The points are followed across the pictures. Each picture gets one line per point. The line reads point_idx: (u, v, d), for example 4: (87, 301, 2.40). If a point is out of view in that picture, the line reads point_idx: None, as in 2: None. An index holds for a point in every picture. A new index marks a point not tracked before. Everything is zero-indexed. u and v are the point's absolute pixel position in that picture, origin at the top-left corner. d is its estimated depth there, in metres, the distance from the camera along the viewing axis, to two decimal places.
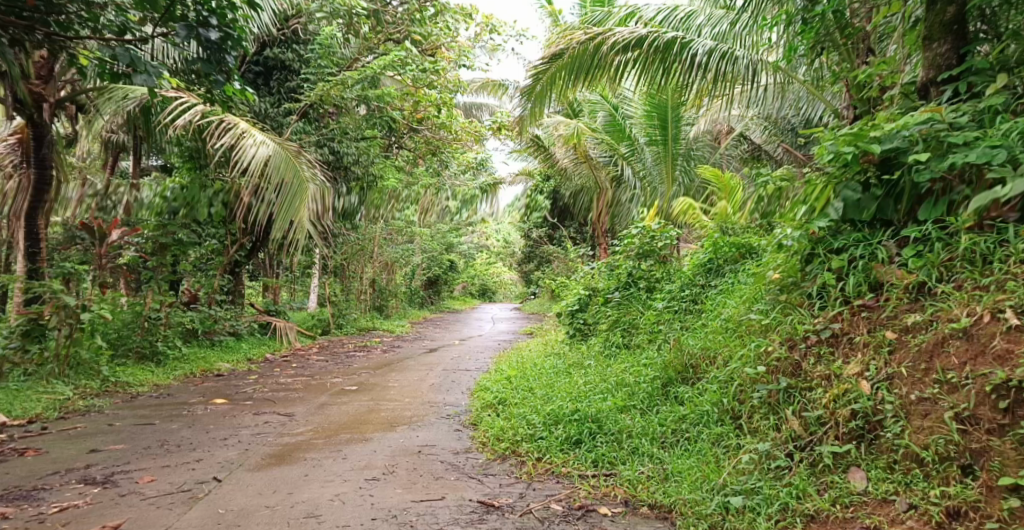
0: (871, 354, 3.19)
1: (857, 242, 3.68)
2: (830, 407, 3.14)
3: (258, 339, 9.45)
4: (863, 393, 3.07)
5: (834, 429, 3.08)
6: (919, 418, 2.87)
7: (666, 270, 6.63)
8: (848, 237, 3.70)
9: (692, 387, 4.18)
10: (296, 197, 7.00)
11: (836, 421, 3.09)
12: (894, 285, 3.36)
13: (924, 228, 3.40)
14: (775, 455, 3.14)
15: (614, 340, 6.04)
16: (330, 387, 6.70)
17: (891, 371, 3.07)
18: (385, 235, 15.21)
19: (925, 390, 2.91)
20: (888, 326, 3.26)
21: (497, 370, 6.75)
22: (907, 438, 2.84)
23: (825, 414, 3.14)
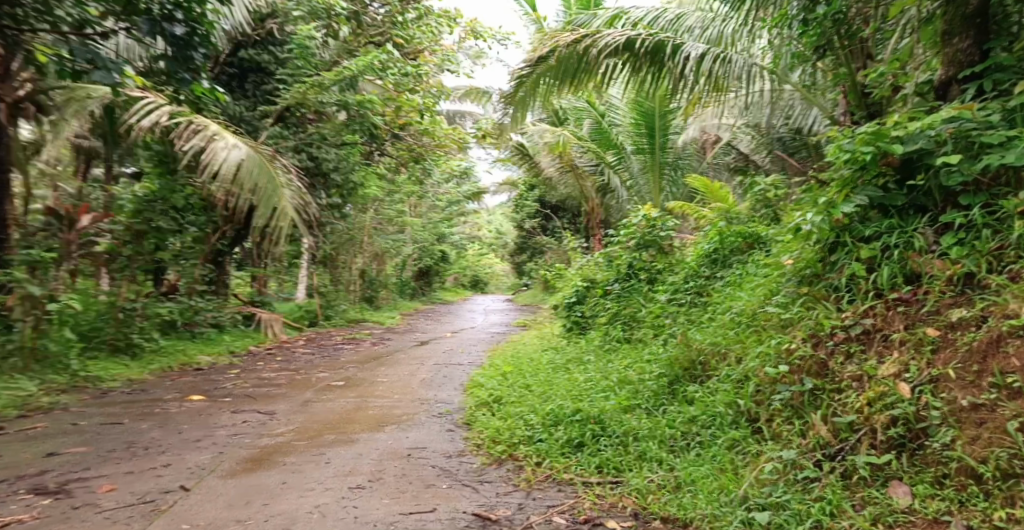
0: (910, 354, 2.94)
1: (890, 229, 3.41)
2: (865, 412, 2.86)
3: (242, 332, 9.12)
4: (903, 397, 2.80)
5: (870, 437, 2.80)
6: (973, 427, 2.58)
7: (668, 261, 6.34)
8: (879, 223, 3.42)
9: (702, 386, 3.89)
10: (272, 200, 6.67)
11: (873, 428, 2.81)
12: (935, 277, 3.13)
13: (969, 213, 3.14)
14: (802, 465, 2.85)
15: (614, 334, 5.76)
16: (316, 382, 6.38)
17: (936, 373, 2.80)
18: (376, 224, 14.86)
19: (979, 396, 2.63)
20: (929, 322, 3.02)
21: (492, 365, 6.45)
22: (960, 450, 2.55)
23: (859, 419, 2.86)
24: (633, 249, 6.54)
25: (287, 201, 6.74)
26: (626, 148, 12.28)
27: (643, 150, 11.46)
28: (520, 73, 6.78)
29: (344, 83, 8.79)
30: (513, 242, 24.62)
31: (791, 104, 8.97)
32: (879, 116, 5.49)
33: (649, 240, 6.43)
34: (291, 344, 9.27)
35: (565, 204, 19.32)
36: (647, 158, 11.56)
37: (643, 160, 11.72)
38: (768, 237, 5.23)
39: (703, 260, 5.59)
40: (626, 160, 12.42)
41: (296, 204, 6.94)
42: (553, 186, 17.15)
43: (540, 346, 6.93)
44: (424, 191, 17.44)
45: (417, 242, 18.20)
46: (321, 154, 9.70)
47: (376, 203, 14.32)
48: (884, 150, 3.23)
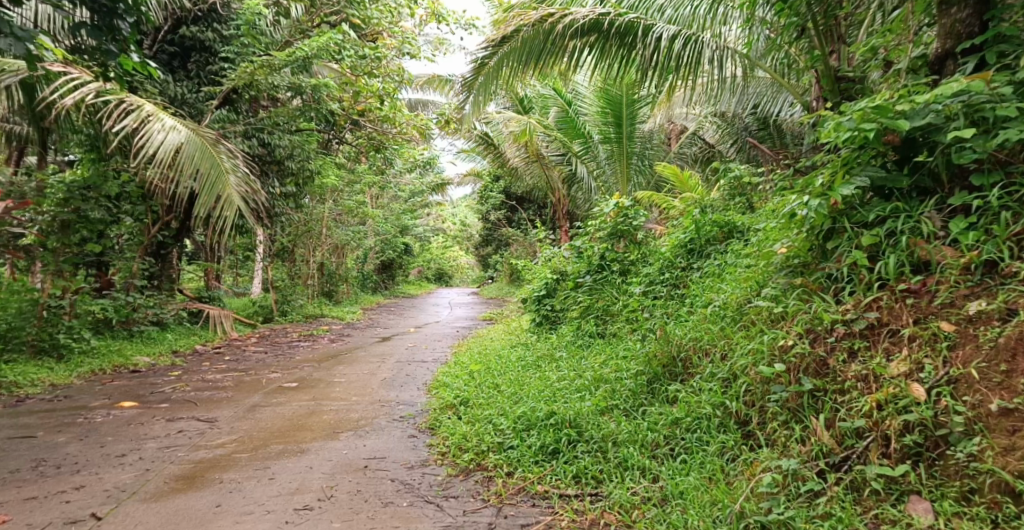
0: (924, 352, 2.75)
1: (893, 213, 3.17)
2: (874, 416, 2.67)
3: (188, 329, 8.59)
4: (918, 401, 2.62)
5: (882, 444, 2.62)
6: (1005, 435, 2.42)
7: (641, 251, 6.06)
8: (883, 207, 3.17)
9: (684, 384, 3.64)
10: (216, 187, 6.22)
11: (885, 435, 2.63)
12: (949, 266, 2.90)
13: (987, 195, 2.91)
14: (804, 476, 2.66)
15: (587, 329, 5.45)
16: (267, 383, 5.94)
17: (957, 374, 2.62)
18: (335, 215, 14.21)
19: (1010, 400, 2.46)
20: (942, 315, 2.81)
21: (457, 363, 6.10)
22: (991, 463, 2.40)
23: (867, 425, 2.67)
24: (603, 240, 6.24)
25: (233, 189, 6.28)
26: (593, 137, 11.98)
27: (610, 139, 11.21)
28: (478, 64, 6.43)
29: (296, 65, 8.25)
30: (478, 234, 24.25)
31: (760, 91, 8.82)
32: (858, 98, 5.30)
33: (622, 230, 6.13)
34: (242, 342, 8.76)
35: (531, 195, 18.99)
36: (614, 147, 11.32)
37: (610, 149, 11.46)
38: (747, 226, 4.98)
39: (678, 250, 5.31)
40: (593, 149, 12.13)
41: (243, 192, 6.50)
42: (518, 177, 16.77)
43: (507, 342, 6.59)
44: (385, 182, 16.95)
45: (379, 235, 17.68)
46: (273, 140, 9.15)
47: (334, 194, 13.78)
48: (889, 125, 2.97)
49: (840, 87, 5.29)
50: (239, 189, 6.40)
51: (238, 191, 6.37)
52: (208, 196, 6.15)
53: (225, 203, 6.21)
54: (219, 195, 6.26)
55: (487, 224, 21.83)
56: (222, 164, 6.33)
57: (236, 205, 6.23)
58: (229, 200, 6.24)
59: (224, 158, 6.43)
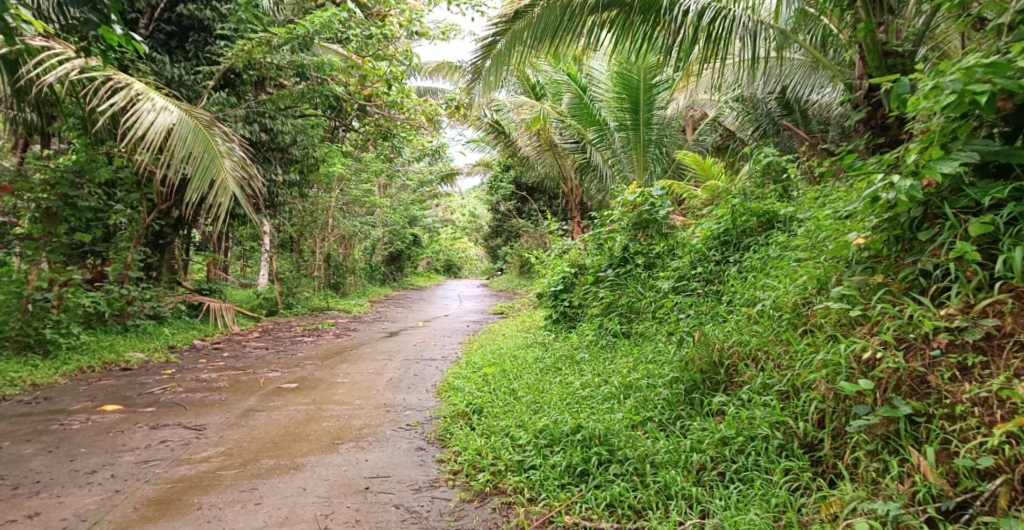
0: None
1: (1014, 195, 2.74)
2: (1005, 453, 2.23)
3: (186, 322, 8.22)
4: None
5: (1017, 490, 2.17)
6: None
7: (668, 242, 5.57)
8: (1000, 186, 2.74)
9: (732, 396, 3.19)
10: (210, 171, 5.92)
11: (1020, 477, 2.18)
12: None
13: None
14: (908, 525, 2.22)
15: (612, 328, 4.97)
16: (264, 383, 5.54)
17: None
18: (342, 205, 13.84)
19: None
20: None
21: (468, 363, 5.67)
22: None
23: (996, 463, 2.22)
24: (626, 230, 5.77)
25: (227, 173, 5.98)
26: (609, 124, 11.48)
27: (626, 126, 10.78)
28: (489, 46, 5.92)
29: (297, 42, 7.82)
30: (487, 226, 23.84)
31: (790, 71, 8.36)
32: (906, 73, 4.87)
33: (647, 220, 5.62)
34: (242, 338, 8.36)
35: (542, 185, 18.50)
36: (631, 135, 10.88)
37: (626, 136, 11.00)
38: (789, 216, 4.51)
39: (712, 241, 4.83)
40: (608, 136, 11.63)
41: (239, 177, 6.20)
42: (529, 167, 16.27)
43: (521, 340, 6.14)
44: (394, 171, 16.53)
45: (386, 226, 17.26)
46: (276, 124, 8.83)
47: (340, 183, 13.36)
48: (1010, 85, 2.53)
49: (886, 64, 4.87)
50: (234, 173, 6.10)
51: (234, 176, 6.07)
52: (201, 181, 5.84)
53: (219, 188, 5.91)
54: (213, 180, 5.96)
55: (497, 216, 21.39)
56: (216, 147, 6.03)
57: (231, 191, 5.93)
58: (223, 184, 5.94)
59: (219, 141, 6.13)
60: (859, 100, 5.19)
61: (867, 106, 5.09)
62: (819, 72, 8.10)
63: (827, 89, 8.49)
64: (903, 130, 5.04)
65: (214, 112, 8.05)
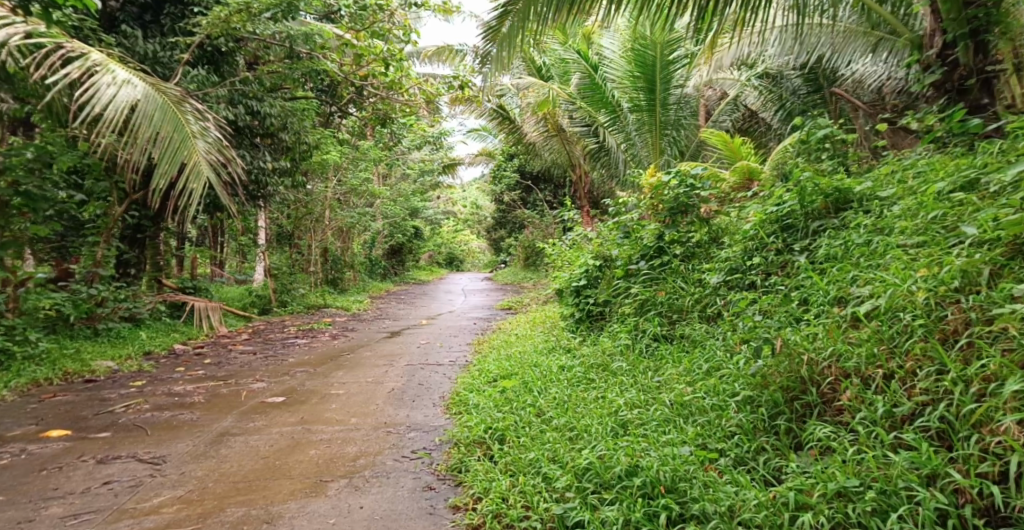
0: None
1: None
2: None
3: (167, 324, 7.50)
4: None
5: None
6: None
7: (710, 229, 4.79)
8: None
9: (841, 427, 2.45)
10: (179, 153, 5.23)
11: None
12: None
13: None
14: None
15: (652, 331, 4.21)
16: (247, 397, 4.82)
17: None
18: (339, 196, 13.11)
19: None
20: None
21: (482, 370, 4.95)
22: None
23: None
24: (660, 216, 5.00)
25: (200, 156, 5.30)
26: (621, 106, 10.69)
27: (641, 107, 10.07)
28: (491, 31, 5.04)
29: (280, 9, 7.26)
30: (491, 218, 23.12)
31: (824, 42, 7.69)
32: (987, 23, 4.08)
33: (683, 204, 4.83)
34: (229, 341, 7.62)
35: (547, 173, 17.69)
36: (645, 116, 10.14)
37: (640, 118, 10.28)
38: (868, 194, 3.74)
39: (771, 225, 4.06)
40: (621, 118, 10.80)
41: (214, 160, 5.52)
42: (534, 154, 15.45)
43: (540, 343, 5.37)
44: (394, 160, 15.78)
45: (386, 218, 16.51)
46: (262, 106, 8.16)
47: (337, 172, 12.58)
48: None
49: (966, 16, 4.09)
50: (208, 157, 5.42)
51: (207, 159, 5.39)
52: (170, 164, 5.15)
53: (191, 171, 5.22)
54: (184, 163, 5.27)
55: (501, 207, 20.67)
56: (187, 126, 5.35)
57: (204, 175, 5.24)
58: (195, 168, 5.25)
59: (191, 121, 5.46)
60: (931, 60, 4.41)
61: (941, 66, 4.36)
62: (860, 42, 7.42)
63: (862, 64, 7.88)
64: (985, 93, 4.28)
65: (193, 90, 7.33)
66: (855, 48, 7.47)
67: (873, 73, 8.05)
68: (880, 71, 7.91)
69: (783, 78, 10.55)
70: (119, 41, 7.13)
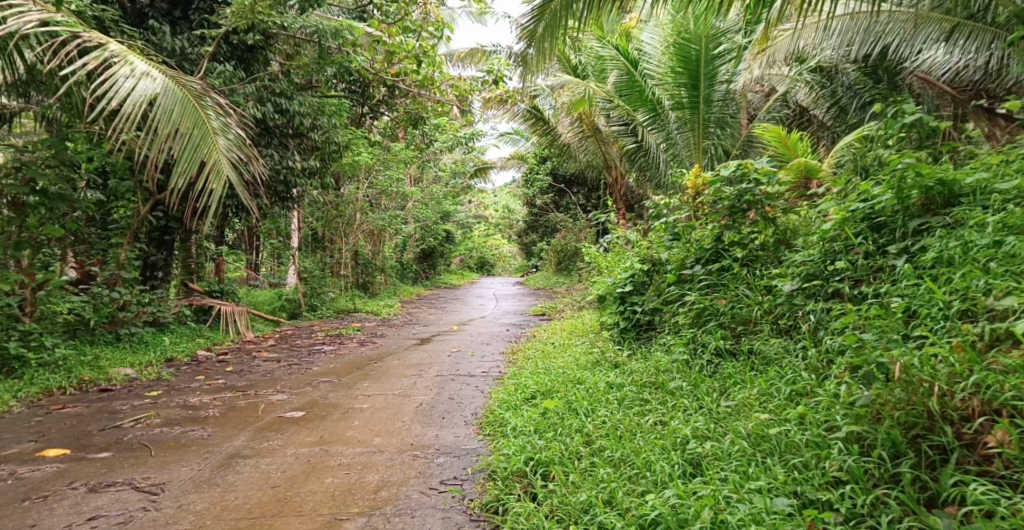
0: None
1: None
2: None
3: (192, 329, 7.22)
4: None
5: None
6: None
7: (776, 229, 4.26)
8: None
9: (1003, 486, 2.03)
10: (199, 151, 4.74)
11: None
12: None
13: None
14: None
15: (713, 345, 3.69)
16: (265, 412, 4.44)
17: None
18: (370, 198, 12.83)
19: None
20: None
21: (520, 385, 4.50)
22: None
23: None
24: (718, 216, 4.46)
25: (221, 154, 4.80)
26: (663, 103, 10.11)
27: (683, 105, 9.50)
28: (527, 31, 4.60)
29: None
30: (523, 222, 22.71)
31: (891, 28, 6.97)
32: None
33: (748, 202, 4.24)
34: (254, 347, 7.30)
35: (581, 176, 17.19)
36: (688, 114, 9.59)
37: (682, 116, 9.71)
38: (981, 187, 3.21)
39: (858, 224, 3.51)
40: (663, 116, 10.20)
41: (236, 159, 5.03)
42: (568, 157, 14.89)
43: (582, 355, 4.87)
44: (425, 162, 15.48)
45: (417, 221, 16.17)
46: (291, 104, 7.85)
47: (369, 174, 12.26)
48: None
49: None
50: (230, 155, 4.92)
51: (229, 157, 4.90)
52: (189, 163, 4.66)
53: (210, 171, 4.72)
54: (204, 161, 4.78)
55: (533, 210, 20.24)
56: (208, 123, 4.88)
57: (225, 175, 4.75)
58: (216, 168, 4.75)
59: (213, 116, 4.98)
60: None
61: None
62: (930, 30, 6.74)
63: (932, 53, 7.20)
64: None
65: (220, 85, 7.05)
66: (926, 37, 6.81)
67: (943, 63, 7.30)
68: (952, 61, 7.22)
69: (837, 73, 10.09)
70: (147, 37, 6.85)
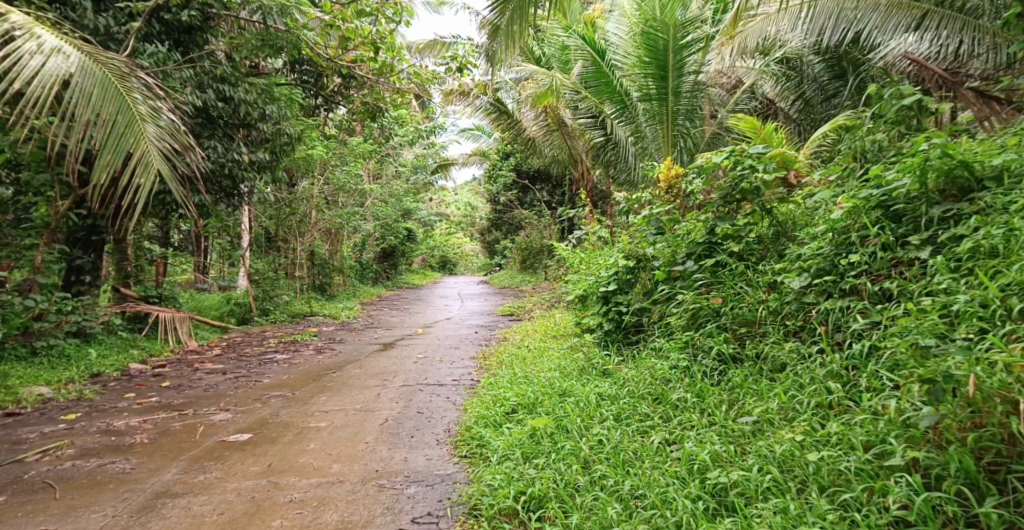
0: None
1: None
2: None
3: (125, 339, 6.58)
4: None
5: None
6: None
7: (773, 221, 3.91)
8: None
9: None
10: (124, 140, 4.09)
11: None
12: None
13: None
14: None
15: (715, 349, 3.30)
16: (206, 435, 3.89)
17: None
18: (326, 195, 12.18)
19: None
20: None
21: (495, 398, 4.03)
22: None
23: None
24: (710, 207, 4.09)
25: (150, 144, 4.15)
26: (631, 94, 9.67)
27: (650, 96, 9.15)
28: (489, 25, 4.23)
29: None
30: (485, 220, 22.22)
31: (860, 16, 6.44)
32: None
33: (743, 191, 3.87)
34: (198, 358, 6.66)
35: (545, 171, 16.79)
36: (654, 106, 9.26)
37: (649, 108, 9.37)
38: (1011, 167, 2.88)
39: (872, 212, 3.14)
40: (630, 109, 9.75)
41: (168, 149, 4.37)
42: (533, 152, 14.38)
43: (563, 362, 4.44)
44: (384, 158, 14.85)
45: (377, 219, 15.52)
46: (236, 91, 7.32)
47: (324, 169, 11.60)
48: None
49: None
50: (161, 145, 4.27)
51: (160, 147, 4.25)
52: (112, 154, 4.03)
53: (138, 164, 4.07)
54: (130, 152, 4.13)
55: (497, 208, 19.76)
56: (135, 108, 4.22)
57: (155, 169, 4.10)
58: (144, 160, 4.10)
59: (141, 100, 4.31)
60: None
61: None
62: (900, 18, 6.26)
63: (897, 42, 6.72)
64: None
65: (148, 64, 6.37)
66: (896, 28, 6.32)
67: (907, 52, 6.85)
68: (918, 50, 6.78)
69: (803, 65, 9.88)
70: (63, 13, 6.12)
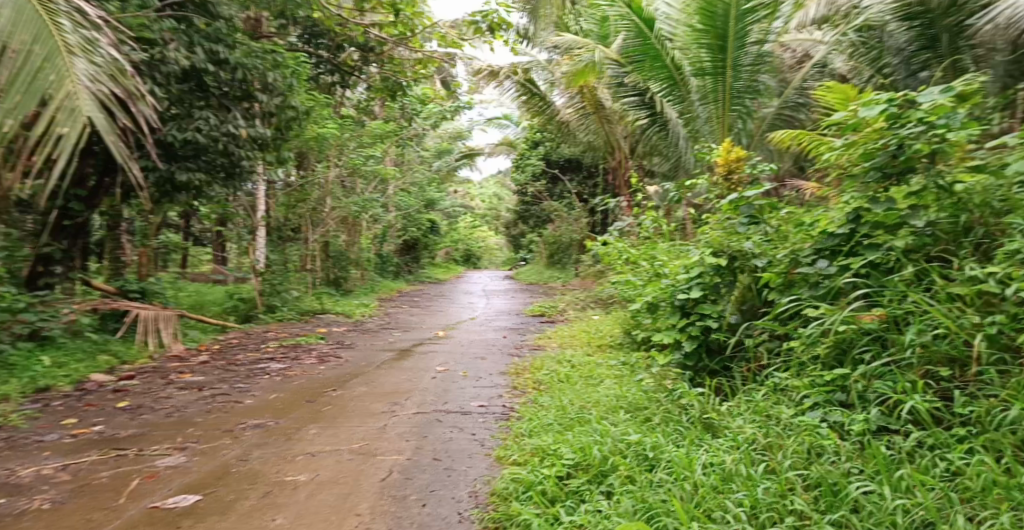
0: None
1: None
2: None
3: (91, 342, 5.51)
4: None
5: None
6: None
7: (963, 204, 2.71)
8: None
9: None
10: (43, 78, 2.71)
11: None
12: None
13: None
14: None
15: (912, 404, 2.14)
16: (149, 490, 2.83)
17: None
18: (342, 182, 11.07)
19: None
20: None
21: (550, 446, 2.88)
22: None
23: None
24: (854, 182, 2.88)
25: (81, 83, 2.75)
26: (686, 69, 7.90)
27: (704, 71, 7.55)
28: None
29: None
30: (512, 213, 20.93)
31: None
32: None
33: (911, 162, 2.71)
34: (178, 365, 5.60)
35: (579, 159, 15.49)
36: (711, 82, 7.62)
37: (703, 85, 7.75)
38: None
39: None
40: (681, 87, 8.00)
41: (111, 98, 2.97)
42: (566, 139, 12.95)
43: (634, 397, 3.24)
44: (405, 143, 13.68)
45: (397, 209, 14.31)
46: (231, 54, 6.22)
47: (339, 153, 10.46)
48: None
49: None
50: (99, 90, 2.88)
51: (97, 92, 2.85)
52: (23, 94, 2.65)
53: (60, 107, 2.66)
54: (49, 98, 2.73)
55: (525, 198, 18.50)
56: (61, 36, 2.85)
57: (87, 115, 2.68)
58: (68, 103, 2.68)
59: (70, 28, 2.95)
60: None
61: None
62: None
63: None
64: None
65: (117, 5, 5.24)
66: None
67: None
68: None
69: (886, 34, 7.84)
70: None
